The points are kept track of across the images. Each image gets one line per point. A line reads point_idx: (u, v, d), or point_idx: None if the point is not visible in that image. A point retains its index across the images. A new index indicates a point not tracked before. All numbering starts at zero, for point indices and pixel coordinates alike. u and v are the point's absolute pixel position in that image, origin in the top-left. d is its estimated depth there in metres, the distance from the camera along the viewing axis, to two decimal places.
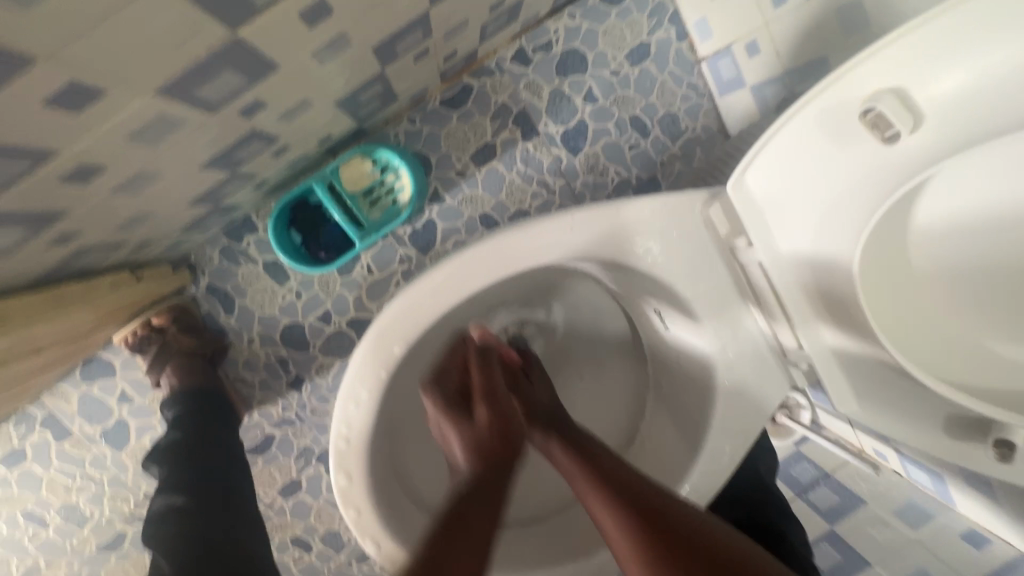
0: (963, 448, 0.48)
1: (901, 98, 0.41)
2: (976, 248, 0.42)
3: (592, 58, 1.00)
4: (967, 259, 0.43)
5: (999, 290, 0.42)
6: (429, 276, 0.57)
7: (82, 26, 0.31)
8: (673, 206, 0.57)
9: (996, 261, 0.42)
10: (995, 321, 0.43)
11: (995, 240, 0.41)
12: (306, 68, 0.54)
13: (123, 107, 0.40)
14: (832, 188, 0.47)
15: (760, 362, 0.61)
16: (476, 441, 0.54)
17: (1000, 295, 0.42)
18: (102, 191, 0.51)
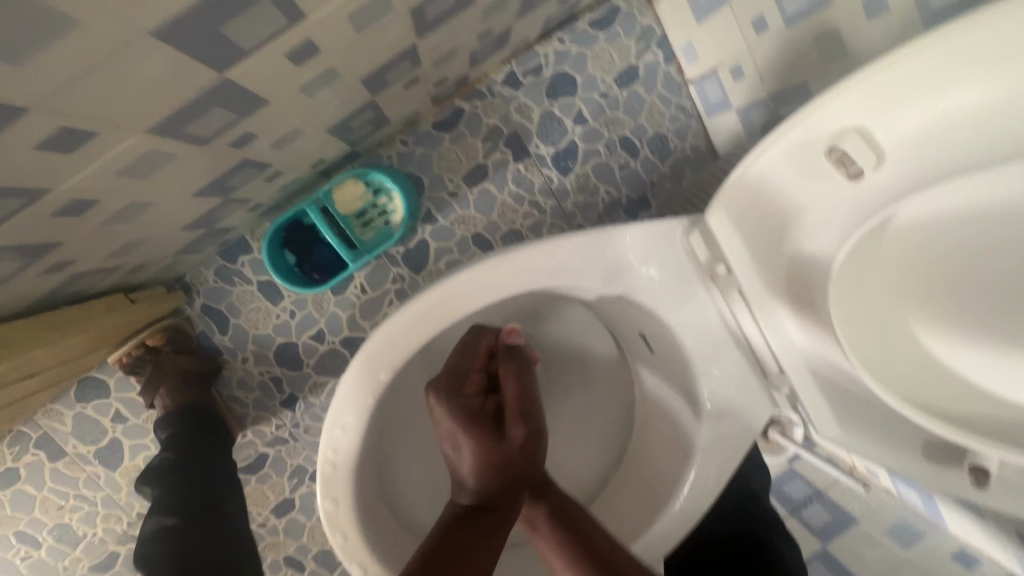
0: (945, 473, 0.48)
1: (866, 135, 0.43)
2: (964, 276, 0.43)
3: (581, 81, 1.02)
4: (965, 286, 0.43)
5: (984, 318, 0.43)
6: (417, 302, 0.58)
7: (71, 78, 0.32)
8: (655, 232, 0.58)
9: (992, 295, 0.42)
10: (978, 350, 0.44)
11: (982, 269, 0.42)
12: (295, 101, 0.56)
13: (114, 147, 0.41)
14: (806, 218, 0.48)
15: (744, 383, 0.61)
16: (494, 463, 0.53)
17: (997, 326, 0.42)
18: (95, 222, 0.52)
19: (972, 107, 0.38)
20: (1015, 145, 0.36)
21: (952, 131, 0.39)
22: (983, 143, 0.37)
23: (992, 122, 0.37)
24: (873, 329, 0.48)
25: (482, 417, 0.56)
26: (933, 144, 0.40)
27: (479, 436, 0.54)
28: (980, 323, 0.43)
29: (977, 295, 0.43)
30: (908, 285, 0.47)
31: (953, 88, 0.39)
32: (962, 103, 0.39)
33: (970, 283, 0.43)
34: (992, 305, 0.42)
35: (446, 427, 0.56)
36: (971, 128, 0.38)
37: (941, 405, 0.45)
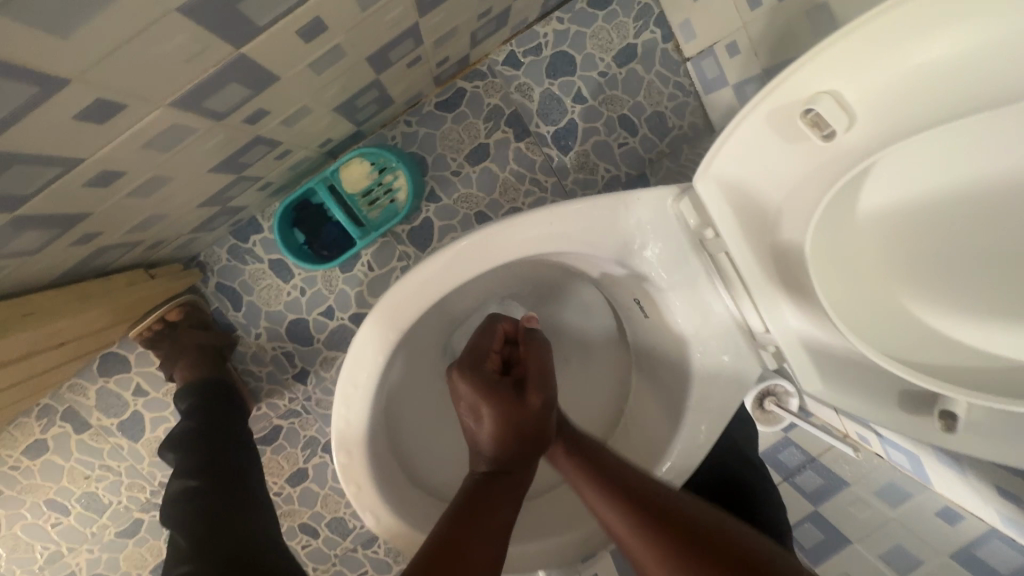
0: (919, 421, 0.52)
1: (838, 98, 0.45)
2: (939, 226, 0.46)
3: (580, 60, 1.04)
4: (937, 236, 0.46)
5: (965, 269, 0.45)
6: (424, 266, 0.61)
7: (106, 51, 0.35)
8: (645, 200, 0.61)
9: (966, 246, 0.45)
10: (949, 309, 0.47)
11: (953, 222, 0.45)
12: (305, 78, 0.59)
13: (141, 119, 0.45)
14: (787, 180, 0.51)
15: (733, 345, 0.64)
16: (518, 426, 0.58)
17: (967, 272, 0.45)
18: (120, 194, 0.56)
19: (937, 64, 0.41)
20: (980, 101, 0.38)
21: (919, 88, 0.42)
22: (950, 101, 0.40)
23: (955, 80, 0.40)
24: (854, 283, 0.51)
25: (502, 386, 0.60)
26: (903, 102, 0.42)
27: (499, 400, 0.59)
28: (948, 277, 0.46)
29: (944, 254, 0.46)
30: (887, 253, 0.50)
31: (917, 47, 0.41)
32: (927, 62, 0.41)
33: (944, 235, 0.46)
34: (955, 262, 0.46)
35: (467, 395, 0.61)
36: (936, 86, 0.41)
37: (908, 354, 0.49)
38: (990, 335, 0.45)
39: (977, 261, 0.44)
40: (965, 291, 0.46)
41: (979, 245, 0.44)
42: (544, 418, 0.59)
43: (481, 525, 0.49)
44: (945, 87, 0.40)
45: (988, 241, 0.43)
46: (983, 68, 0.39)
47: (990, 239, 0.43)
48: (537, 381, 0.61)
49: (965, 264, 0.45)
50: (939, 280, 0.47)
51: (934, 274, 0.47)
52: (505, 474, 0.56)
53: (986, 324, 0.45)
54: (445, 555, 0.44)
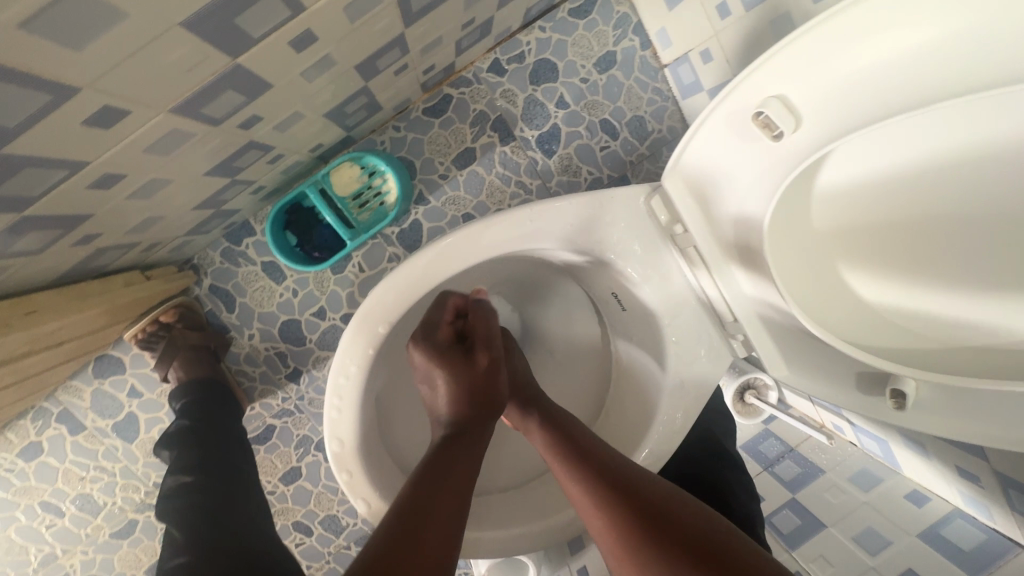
0: (872, 401, 0.56)
1: (785, 101, 0.49)
2: (882, 211, 0.50)
3: (562, 67, 1.08)
4: (880, 220, 0.50)
5: (907, 251, 0.49)
6: (414, 261, 0.65)
7: (115, 62, 0.38)
8: (619, 197, 0.65)
9: (903, 228, 0.49)
10: (894, 288, 0.52)
11: (893, 207, 0.49)
12: (296, 85, 0.62)
13: (143, 124, 0.48)
14: (744, 178, 0.55)
15: (705, 335, 0.68)
16: (467, 384, 0.61)
17: (906, 252, 0.50)
18: (120, 197, 0.59)
19: (875, 66, 0.45)
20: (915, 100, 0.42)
21: (860, 90, 0.46)
22: (888, 100, 0.44)
23: (891, 81, 0.44)
24: (809, 271, 0.56)
25: (452, 354, 0.63)
26: (846, 103, 0.46)
27: (451, 365, 0.62)
28: (898, 265, 0.51)
29: (892, 242, 0.50)
30: (838, 235, 0.54)
31: (852, 54, 0.46)
32: (866, 65, 0.45)
33: (886, 219, 0.50)
34: (901, 246, 0.50)
35: (420, 365, 0.63)
36: (875, 87, 0.45)
37: (861, 337, 0.54)
38: (938, 317, 0.49)
39: (922, 249, 0.48)
40: (914, 278, 0.50)
41: (924, 233, 0.48)
42: (493, 377, 0.63)
43: (445, 495, 0.50)
44: (884, 87, 0.44)
45: (930, 229, 0.47)
46: (916, 70, 0.43)
47: (934, 230, 0.47)
48: (484, 344, 0.64)
49: (911, 251, 0.49)
50: (890, 268, 0.51)
51: (883, 257, 0.51)
52: (463, 434, 0.58)
53: (933, 308, 0.49)
54: (409, 527, 0.46)
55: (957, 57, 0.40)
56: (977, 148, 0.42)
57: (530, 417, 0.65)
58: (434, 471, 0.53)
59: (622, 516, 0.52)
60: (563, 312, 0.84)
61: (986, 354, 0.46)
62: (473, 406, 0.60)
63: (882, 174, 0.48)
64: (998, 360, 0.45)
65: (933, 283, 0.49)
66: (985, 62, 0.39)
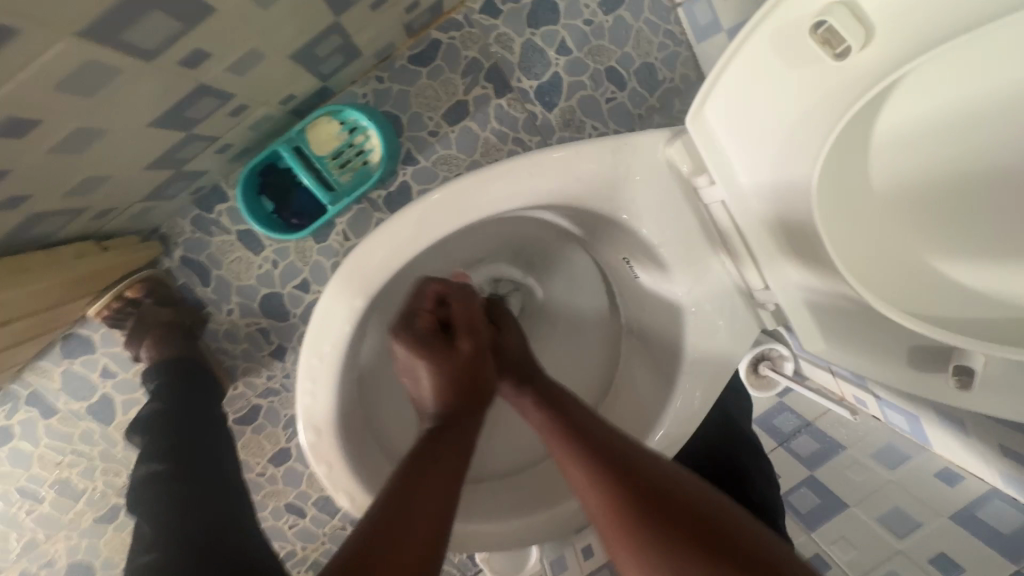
0: (928, 378, 0.48)
1: (853, 9, 0.39)
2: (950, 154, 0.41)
3: (563, 7, 0.96)
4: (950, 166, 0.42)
5: (984, 204, 0.41)
6: (398, 222, 0.56)
7: None
8: (633, 145, 0.55)
9: (978, 178, 0.41)
10: (966, 249, 0.43)
11: (968, 150, 0.40)
12: (248, 13, 0.52)
13: (43, 50, 0.38)
14: (792, 113, 0.44)
15: (730, 306, 0.60)
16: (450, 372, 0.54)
17: (978, 204, 0.41)
18: (42, 148, 0.50)
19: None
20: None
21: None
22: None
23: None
24: (857, 230, 0.47)
25: (431, 342, 0.55)
26: (932, 5, 0.36)
27: (428, 356, 0.54)
28: (970, 221, 0.42)
29: (965, 195, 0.42)
30: (896, 189, 0.45)
31: None
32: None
33: (956, 166, 0.41)
34: (976, 202, 0.41)
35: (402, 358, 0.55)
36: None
37: (913, 304, 0.46)
38: (1015, 282, 0.41)
39: (1000, 202, 0.40)
40: (988, 235, 0.42)
41: (1007, 182, 0.39)
42: (477, 363, 0.56)
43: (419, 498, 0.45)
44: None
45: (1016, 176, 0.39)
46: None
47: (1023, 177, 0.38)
48: (466, 327, 0.57)
49: (987, 206, 0.41)
50: (957, 226, 0.43)
51: (950, 214, 0.43)
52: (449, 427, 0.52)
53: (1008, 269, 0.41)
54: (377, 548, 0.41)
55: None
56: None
57: (524, 394, 0.58)
58: (414, 468, 0.48)
59: (637, 521, 0.46)
60: (566, 280, 0.76)
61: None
62: (457, 396, 0.54)
63: (962, 106, 0.39)
64: None
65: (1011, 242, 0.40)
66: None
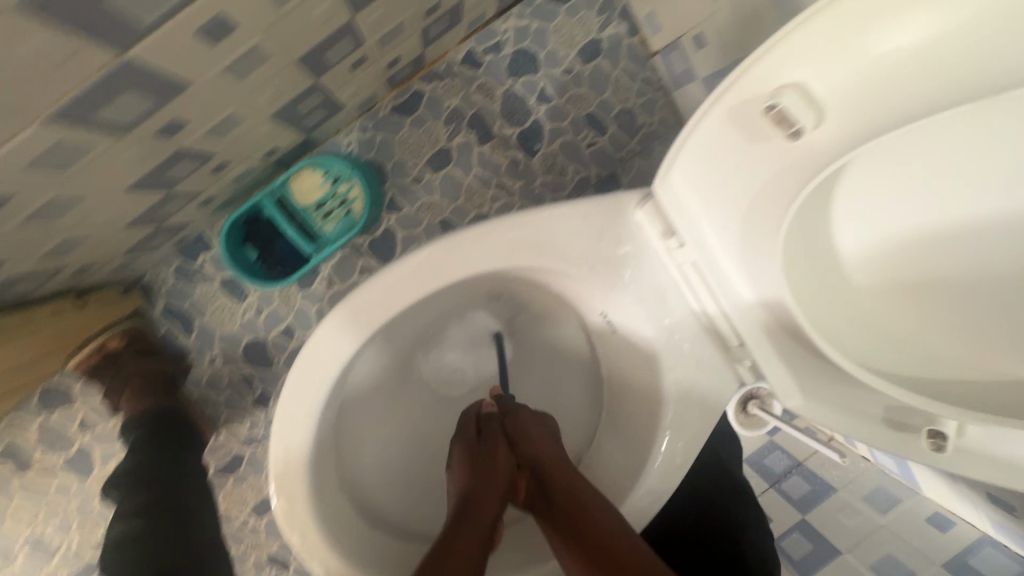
0: (903, 439, 0.48)
1: (804, 92, 0.40)
2: (915, 231, 0.42)
3: (543, 57, 0.99)
4: (919, 241, 0.42)
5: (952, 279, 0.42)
6: (378, 279, 0.56)
7: None
8: (603, 207, 0.56)
9: (947, 254, 0.42)
10: (938, 322, 0.44)
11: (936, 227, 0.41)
12: (223, 83, 0.53)
13: (13, 136, 0.39)
14: (753, 184, 0.45)
15: (705, 359, 0.59)
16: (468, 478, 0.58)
17: (946, 279, 0.42)
18: (15, 219, 0.50)
19: (927, 37, 0.35)
20: (984, 82, 0.33)
21: (912, 66, 0.36)
22: (942, 83, 0.35)
23: (957, 54, 0.34)
24: (828, 297, 0.47)
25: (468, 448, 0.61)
26: (888, 84, 0.37)
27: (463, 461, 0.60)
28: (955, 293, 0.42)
29: (950, 266, 0.42)
30: (876, 257, 0.45)
31: (896, 29, 0.36)
32: (921, 35, 0.35)
33: (925, 241, 0.42)
34: (962, 274, 0.41)
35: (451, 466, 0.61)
36: (925, 65, 0.36)
37: (891, 365, 0.46)
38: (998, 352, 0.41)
39: (988, 277, 0.40)
40: (975, 307, 0.41)
41: (995, 256, 0.39)
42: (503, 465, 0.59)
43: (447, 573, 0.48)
44: (946, 60, 0.35)
45: (1004, 250, 0.39)
46: (994, 41, 0.33)
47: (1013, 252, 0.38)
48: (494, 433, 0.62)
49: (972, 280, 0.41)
50: (941, 296, 0.43)
51: (933, 285, 0.43)
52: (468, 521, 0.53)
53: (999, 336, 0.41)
54: None
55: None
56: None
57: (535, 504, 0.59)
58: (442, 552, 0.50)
59: None
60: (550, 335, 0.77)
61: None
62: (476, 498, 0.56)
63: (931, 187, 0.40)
64: None
65: (1005, 318, 0.40)
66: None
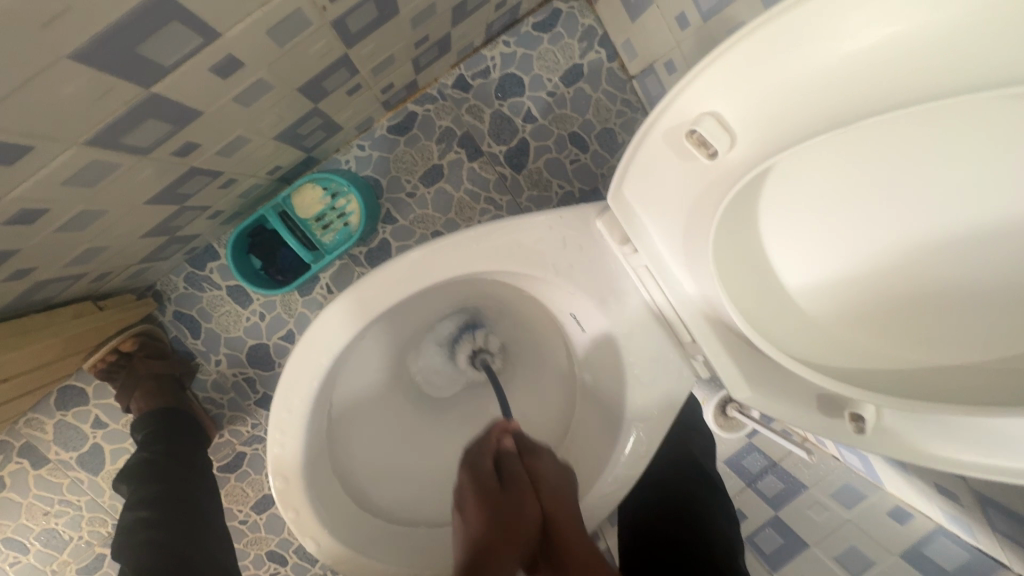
0: (833, 424, 0.54)
1: (719, 118, 0.46)
2: (828, 238, 0.48)
3: (528, 81, 1.07)
4: (834, 246, 0.48)
5: (863, 277, 0.48)
6: (367, 282, 0.62)
7: None
8: (569, 219, 0.63)
9: (859, 256, 0.47)
10: (854, 317, 0.50)
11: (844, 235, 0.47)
12: (232, 111, 0.60)
13: (55, 157, 0.47)
14: (687, 196, 0.52)
15: (663, 355, 0.66)
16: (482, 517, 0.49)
17: (857, 279, 0.48)
18: (48, 229, 0.57)
19: (813, 75, 0.42)
20: (854, 112, 0.40)
21: (807, 96, 0.42)
22: (823, 111, 0.41)
23: (839, 87, 0.41)
24: (761, 298, 0.53)
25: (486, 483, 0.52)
26: (789, 111, 0.43)
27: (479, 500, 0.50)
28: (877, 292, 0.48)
29: (870, 268, 0.47)
30: (806, 261, 0.51)
31: (790, 63, 0.42)
32: (813, 70, 0.42)
33: (839, 246, 0.48)
34: (881, 273, 0.47)
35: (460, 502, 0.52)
36: (818, 95, 0.42)
37: (820, 357, 0.52)
38: (908, 339, 0.47)
39: (902, 276, 0.45)
40: (884, 302, 0.47)
41: (898, 258, 0.45)
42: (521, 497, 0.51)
43: None
44: (834, 91, 0.41)
45: (910, 251, 0.44)
46: (870, 76, 0.39)
47: (915, 252, 0.44)
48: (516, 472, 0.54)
49: (889, 279, 0.46)
50: (857, 297, 0.49)
51: (848, 285, 0.49)
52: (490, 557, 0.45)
53: (916, 327, 0.46)
54: None
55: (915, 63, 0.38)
56: (957, 167, 0.39)
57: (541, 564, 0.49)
58: None
59: None
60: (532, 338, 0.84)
61: (965, 373, 0.44)
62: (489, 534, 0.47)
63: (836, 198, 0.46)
64: (975, 383, 0.43)
65: (917, 311, 0.46)
66: (937, 76, 0.37)
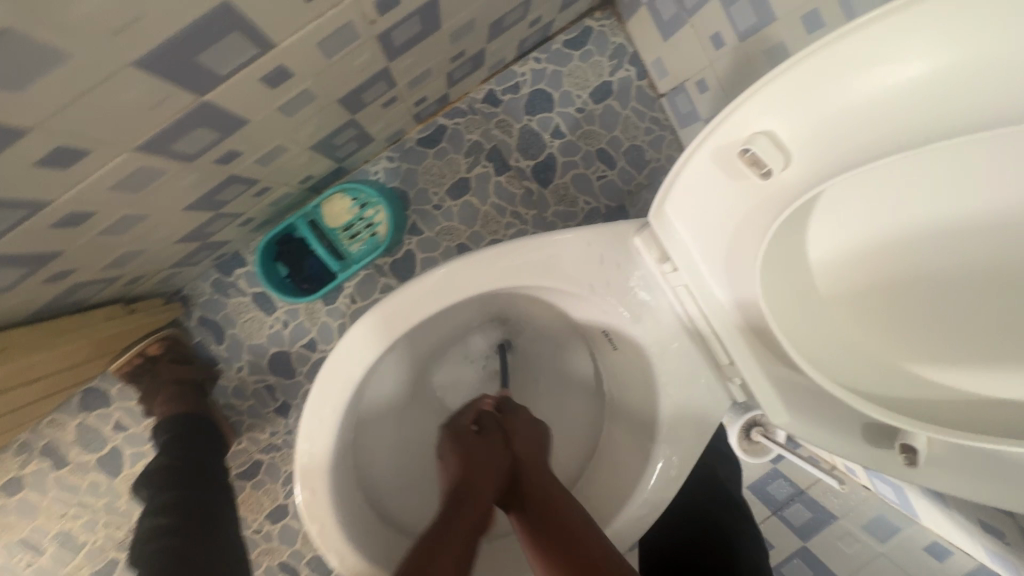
0: (881, 455, 0.52)
1: (774, 138, 0.46)
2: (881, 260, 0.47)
3: (557, 97, 1.07)
4: (886, 269, 0.47)
5: (915, 301, 0.46)
6: (402, 292, 0.62)
7: (51, 111, 0.37)
8: (605, 236, 0.63)
9: (910, 280, 0.46)
10: (907, 344, 0.48)
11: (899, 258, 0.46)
12: (275, 120, 0.61)
13: (107, 162, 0.47)
14: (734, 216, 0.51)
15: (697, 376, 0.64)
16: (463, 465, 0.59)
17: (909, 304, 0.47)
18: (91, 232, 0.58)
19: (871, 98, 0.41)
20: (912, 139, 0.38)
21: (863, 118, 0.41)
22: (879, 135, 0.40)
23: (896, 110, 0.40)
24: (806, 320, 0.52)
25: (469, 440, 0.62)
26: (843, 132, 0.42)
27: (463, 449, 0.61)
28: (935, 320, 0.45)
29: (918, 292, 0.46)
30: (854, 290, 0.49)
31: (848, 84, 0.42)
32: (869, 91, 0.41)
33: (891, 269, 0.47)
34: (938, 300, 0.45)
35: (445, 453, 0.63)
36: (873, 118, 0.41)
37: (870, 386, 0.50)
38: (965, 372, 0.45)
39: (951, 301, 0.44)
40: (938, 330, 0.45)
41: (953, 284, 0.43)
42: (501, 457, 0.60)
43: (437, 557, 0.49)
44: (888, 117, 0.40)
45: (957, 274, 0.43)
46: (931, 102, 0.38)
47: (971, 279, 0.42)
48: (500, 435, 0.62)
49: (942, 304, 0.45)
50: (908, 322, 0.47)
51: (900, 309, 0.47)
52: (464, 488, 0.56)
53: (976, 358, 0.44)
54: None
55: (982, 90, 0.36)
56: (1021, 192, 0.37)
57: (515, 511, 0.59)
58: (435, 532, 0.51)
59: None
60: (559, 354, 0.83)
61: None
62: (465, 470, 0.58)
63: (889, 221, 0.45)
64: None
65: (968, 345, 0.44)
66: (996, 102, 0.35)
